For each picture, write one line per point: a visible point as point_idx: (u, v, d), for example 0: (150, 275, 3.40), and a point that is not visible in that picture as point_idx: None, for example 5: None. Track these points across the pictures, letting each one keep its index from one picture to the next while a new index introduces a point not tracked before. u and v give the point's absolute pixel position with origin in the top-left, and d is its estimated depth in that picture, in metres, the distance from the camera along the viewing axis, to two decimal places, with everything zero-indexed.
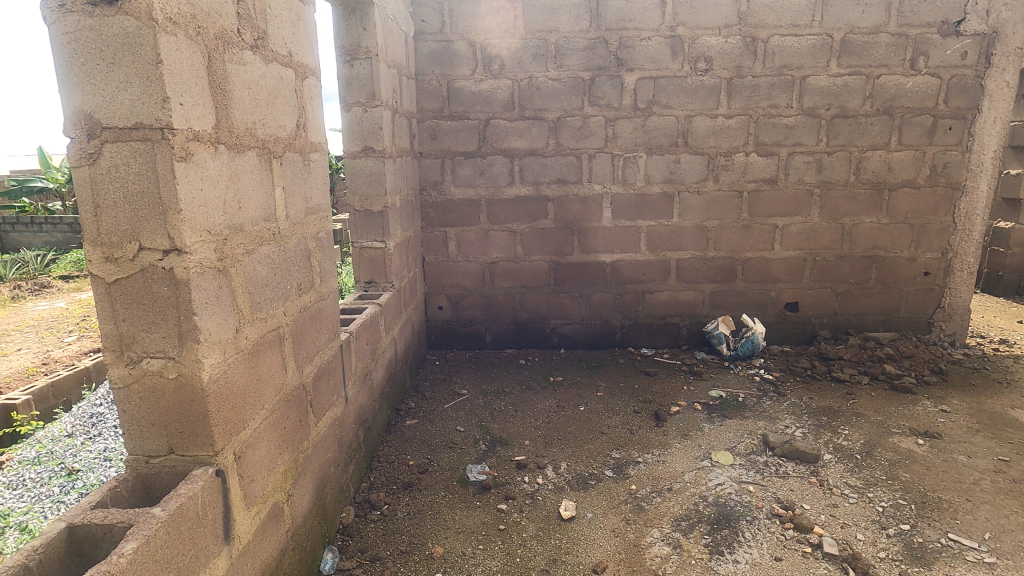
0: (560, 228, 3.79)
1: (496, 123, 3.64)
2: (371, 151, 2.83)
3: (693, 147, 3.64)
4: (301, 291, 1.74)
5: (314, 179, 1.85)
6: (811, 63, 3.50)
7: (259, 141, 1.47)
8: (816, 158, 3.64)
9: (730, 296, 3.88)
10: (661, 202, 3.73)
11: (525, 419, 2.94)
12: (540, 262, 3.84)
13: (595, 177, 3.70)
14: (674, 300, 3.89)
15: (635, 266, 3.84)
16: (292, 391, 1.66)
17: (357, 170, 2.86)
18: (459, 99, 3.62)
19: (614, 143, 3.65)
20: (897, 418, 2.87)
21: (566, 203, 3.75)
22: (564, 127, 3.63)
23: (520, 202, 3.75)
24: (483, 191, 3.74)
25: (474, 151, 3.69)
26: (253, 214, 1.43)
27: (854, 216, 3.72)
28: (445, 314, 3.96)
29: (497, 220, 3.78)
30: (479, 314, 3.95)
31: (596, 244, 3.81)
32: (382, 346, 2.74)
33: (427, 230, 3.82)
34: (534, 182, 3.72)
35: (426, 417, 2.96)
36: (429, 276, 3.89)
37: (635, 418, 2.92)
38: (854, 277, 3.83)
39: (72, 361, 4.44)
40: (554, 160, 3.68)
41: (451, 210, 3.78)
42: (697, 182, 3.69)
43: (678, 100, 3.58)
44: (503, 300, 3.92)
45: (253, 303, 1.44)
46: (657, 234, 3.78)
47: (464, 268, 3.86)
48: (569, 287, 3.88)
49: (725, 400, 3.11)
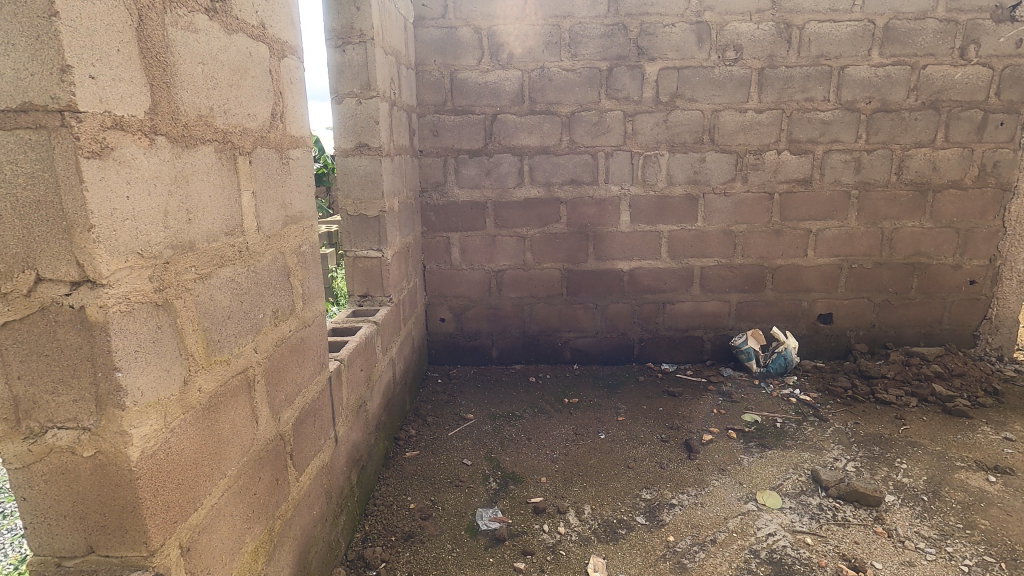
0: (574, 234, 3.46)
1: (504, 117, 3.32)
2: (366, 149, 2.50)
3: (720, 145, 3.32)
4: (278, 319, 1.41)
5: (295, 181, 1.52)
6: (850, 52, 3.19)
7: (218, 132, 1.14)
8: (854, 156, 3.32)
9: (759, 307, 3.56)
10: (684, 204, 3.41)
11: (540, 449, 2.61)
12: (552, 270, 3.52)
13: (612, 177, 3.38)
14: (697, 311, 3.58)
15: (654, 274, 3.52)
16: (264, 446, 1.33)
17: (349, 169, 2.52)
18: (464, 91, 3.30)
19: (634, 139, 3.33)
20: (958, 448, 2.55)
21: (580, 206, 3.42)
22: (578, 122, 3.31)
23: (530, 205, 3.43)
24: (490, 193, 3.41)
25: (479, 149, 3.36)
26: (208, 227, 1.10)
27: (894, 219, 3.41)
28: (447, 327, 3.63)
29: (504, 224, 3.45)
30: (485, 327, 3.63)
31: (612, 251, 3.48)
32: (379, 370, 2.41)
33: (428, 236, 3.49)
34: (545, 183, 3.40)
35: (428, 447, 2.64)
36: (430, 285, 3.57)
37: (663, 448, 2.60)
38: (893, 286, 3.51)
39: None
40: (568, 159, 3.36)
41: (454, 213, 3.45)
42: (724, 183, 3.37)
43: (704, 93, 3.26)
44: (510, 311, 3.59)
45: (210, 343, 1.10)
46: (680, 240, 3.46)
47: (468, 277, 3.54)
48: (583, 297, 3.56)
49: (761, 426, 2.79)
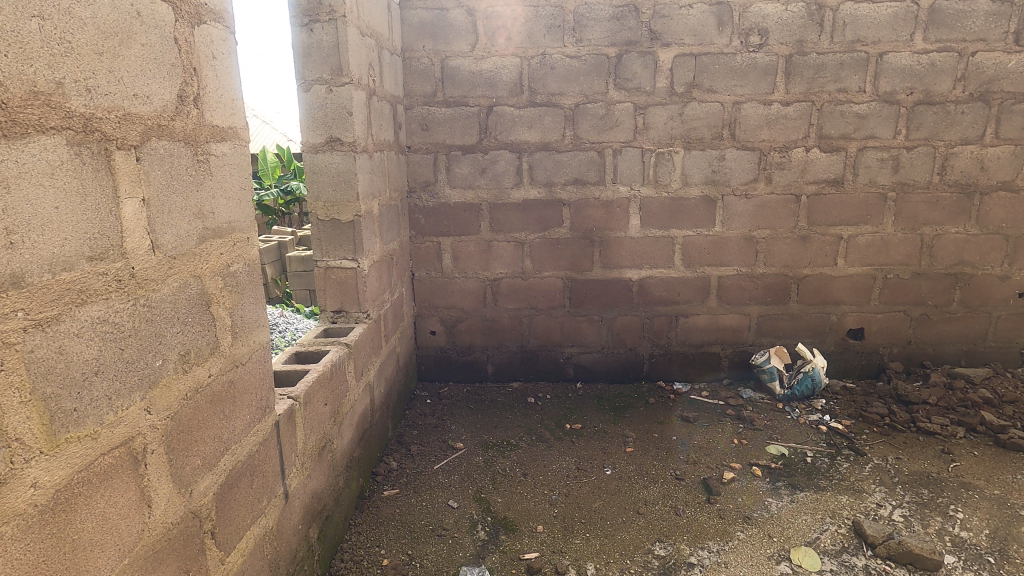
0: (577, 239, 3.13)
1: (501, 110, 2.99)
2: (338, 144, 2.17)
3: (741, 141, 2.98)
4: (190, 363, 1.09)
5: (222, 184, 1.20)
6: (890, 37, 2.83)
7: (76, 116, 0.81)
8: (892, 154, 2.97)
9: (782, 321, 3.22)
10: (700, 207, 3.07)
11: (537, 489, 2.29)
12: (553, 279, 3.19)
13: (620, 176, 3.04)
14: (713, 325, 3.24)
15: (666, 285, 3.18)
16: (165, 535, 1.01)
17: (319, 168, 2.19)
18: (456, 81, 2.97)
19: (645, 135, 2.99)
20: (1021, 492, 2.21)
21: (584, 209, 3.09)
22: (583, 115, 2.97)
23: (530, 207, 3.10)
24: (485, 194, 3.09)
25: (473, 145, 3.03)
26: (52, 252, 0.77)
27: (935, 225, 3.06)
28: (438, 341, 3.31)
29: (501, 228, 3.12)
30: (479, 340, 3.30)
31: (620, 258, 3.15)
32: (351, 399, 2.09)
33: (417, 240, 3.16)
34: (546, 183, 3.06)
35: (410, 485, 2.32)
36: (419, 295, 3.24)
37: (678, 488, 2.27)
38: (932, 299, 3.16)
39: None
40: (571, 157, 3.03)
41: (445, 216, 3.13)
42: (745, 184, 3.03)
43: (724, 83, 2.91)
44: (508, 324, 3.27)
45: (56, 416, 0.78)
46: (695, 247, 3.12)
47: (461, 287, 3.22)
48: (588, 310, 3.23)
49: (790, 461, 2.46)
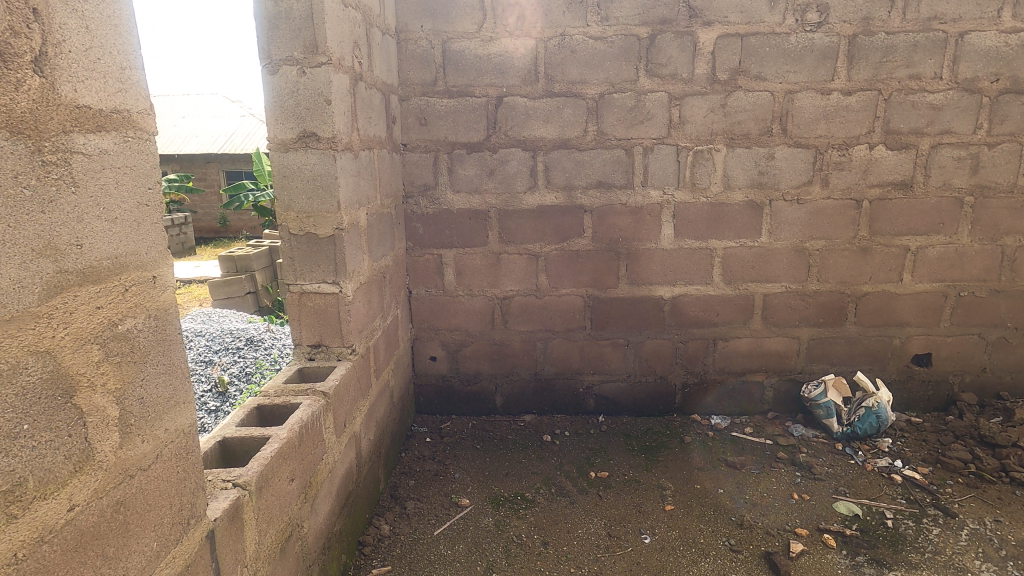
0: (600, 251, 2.70)
1: (513, 101, 2.55)
2: (313, 140, 1.73)
3: (794, 137, 2.54)
4: (26, 499, 0.65)
5: (101, 198, 0.76)
6: (973, 14, 2.40)
7: None
8: (971, 152, 2.53)
9: (837, 345, 2.79)
10: (744, 214, 2.64)
11: (561, 565, 1.86)
12: (572, 298, 2.76)
13: (651, 178, 2.61)
14: (756, 350, 2.81)
15: (703, 304, 2.76)
16: None
17: (291, 170, 1.75)
18: (460, 68, 2.54)
19: (681, 130, 2.55)
20: None
21: (609, 216, 2.66)
22: (608, 107, 2.54)
23: (545, 215, 2.66)
24: (494, 199, 2.66)
25: (480, 143, 2.60)
26: None
27: (1019, 234, 2.62)
28: (439, 368, 2.88)
29: (512, 239, 2.69)
30: (486, 367, 2.87)
31: (650, 273, 2.72)
32: (330, 462, 1.66)
33: (415, 253, 2.73)
34: (565, 187, 2.63)
35: (405, 558, 1.89)
36: (417, 315, 2.81)
37: (735, 566, 1.84)
38: (1012, 320, 2.72)
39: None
40: (595, 156, 2.59)
41: (448, 225, 2.70)
42: (797, 187, 2.60)
43: (775, 68, 2.48)
44: (519, 348, 2.84)
45: None
46: (737, 260, 2.69)
47: (466, 306, 2.79)
48: (612, 332, 2.80)
49: (868, 526, 2.03)
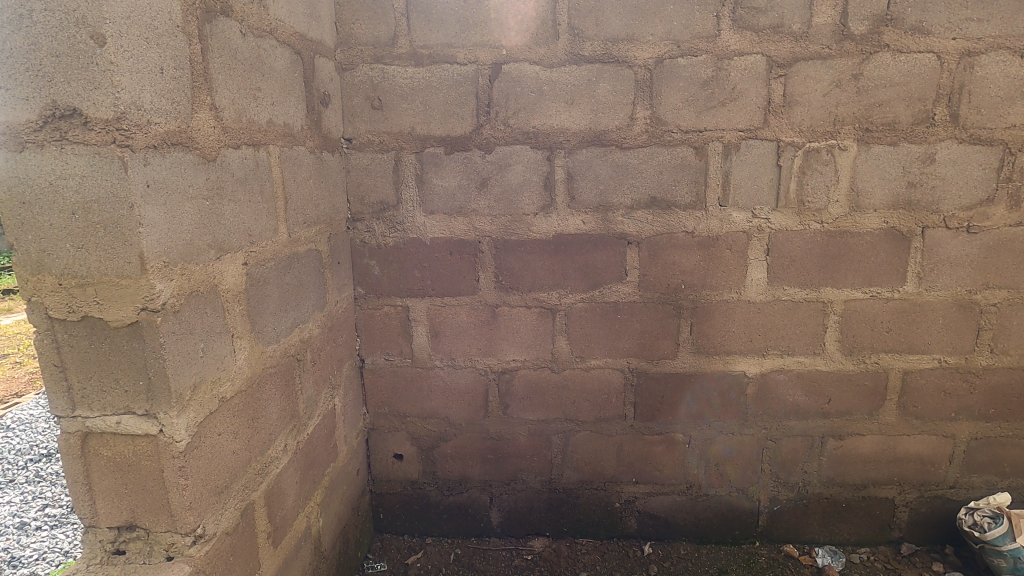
0: (651, 305, 1.76)
1: (517, 70, 1.61)
2: (71, 122, 0.79)
3: (969, 128, 1.58)
4: None
5: None
6: None
7: None
8: None
9: (1013, 449, 1.81)
10: (879, 249, 1.68)
11: None
12: (605, 374, 1.82)
13: (734, 194, 1.66)
14: (885, 453, 1.85)
15: (808, 384, 1.80)
16: None
17: (32, 183, 0.80)
18: (434, 18, 1.60)
19: (785, 117, 1.60)
20: None
21: (666, 251, 1.71)
22: (669, 80, 1.59)
23: (567, 248, 1.73)
24: (487, 225, 1.72)
25: (465, 137, 1.66)
26: None
27: None
28: (407, 470, 1.96)
29: (514, 285, 1.76)
30: (476, 471, 1.94)
31: (727, 339, 1.77)
32: None
33: (369, 305, 1.81)
34: (598, 205, 1.69)
35: None
36: (374, 395, 1.89)
37: None
38: None
39: (7, 399, 3.87)
40: (646, 158, 1.65)
41: (418, 263, 1.76)
42: (969, 207, 1.63)
43: (947, 14, 1.51)
44: (525, 445, 1.90)
45: None
46: (865, 320, 1.74)
47: (445, 383, 1.86)
48: (666, 425, 1.86)
49: None
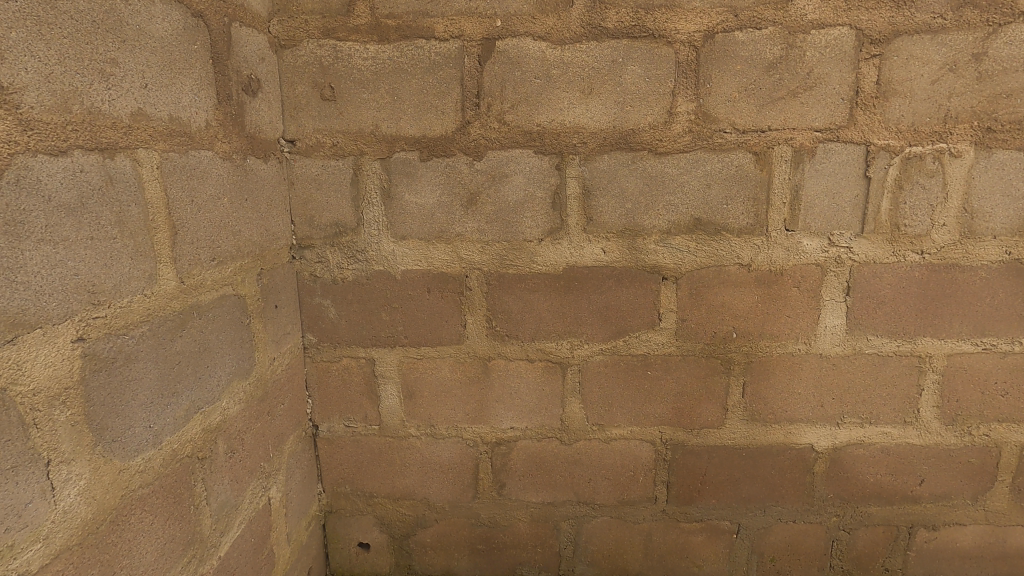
0: (691, 359, 1.34)
1: (515, 48, 1.20)
2: None
3: None
4: None
5: None
6: None
7: None
8: None
9: None
10: (998, 288, 1.26)
11: None
12: (630, 446, 1.40)
13: (805, 214, 1.24)
14: (992, 548, 1.43)
15: (895, 461, 1.38)
16: None
17: None
18: None
19: (878, 112, 1.18)
20: None
21: (713, 289, 1.29)
22: (722, 62, 1.18)
23: (582, 285, 1.31)
24: (475, 254, 1.30)
25: (446, 138, 1.25)
26: None
27: None
28: (375, 563, 1.53)
29: (512, 333, 1.34)
30: (463, 565, 1.51)
31: (790, 403, 1.35)
32: None
33: (322, 356, 1.38)
34: (623, 228, 1.27)
35: None
36: (332, 470, 1.46)
37: None
38: None
39: None
40: (689, 166, 1.23)
41: (385, 303, 1.34)
42: None
43: None
44: (527, 534, 1.48)
45: None
46: (974, 379, 1.32)
47: (422, 456, 1.43)
48: (708, 511, 1.44)
49: None
